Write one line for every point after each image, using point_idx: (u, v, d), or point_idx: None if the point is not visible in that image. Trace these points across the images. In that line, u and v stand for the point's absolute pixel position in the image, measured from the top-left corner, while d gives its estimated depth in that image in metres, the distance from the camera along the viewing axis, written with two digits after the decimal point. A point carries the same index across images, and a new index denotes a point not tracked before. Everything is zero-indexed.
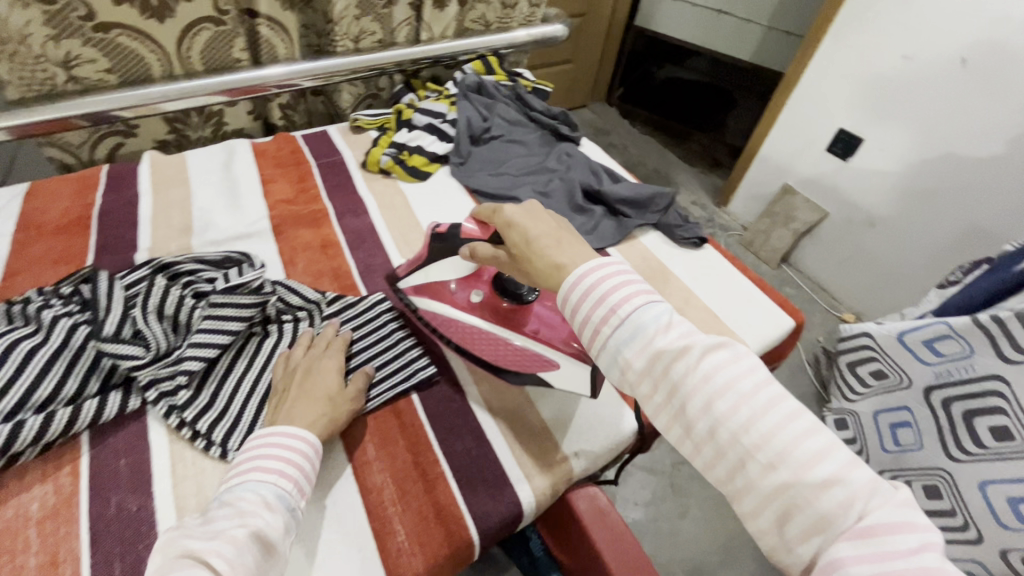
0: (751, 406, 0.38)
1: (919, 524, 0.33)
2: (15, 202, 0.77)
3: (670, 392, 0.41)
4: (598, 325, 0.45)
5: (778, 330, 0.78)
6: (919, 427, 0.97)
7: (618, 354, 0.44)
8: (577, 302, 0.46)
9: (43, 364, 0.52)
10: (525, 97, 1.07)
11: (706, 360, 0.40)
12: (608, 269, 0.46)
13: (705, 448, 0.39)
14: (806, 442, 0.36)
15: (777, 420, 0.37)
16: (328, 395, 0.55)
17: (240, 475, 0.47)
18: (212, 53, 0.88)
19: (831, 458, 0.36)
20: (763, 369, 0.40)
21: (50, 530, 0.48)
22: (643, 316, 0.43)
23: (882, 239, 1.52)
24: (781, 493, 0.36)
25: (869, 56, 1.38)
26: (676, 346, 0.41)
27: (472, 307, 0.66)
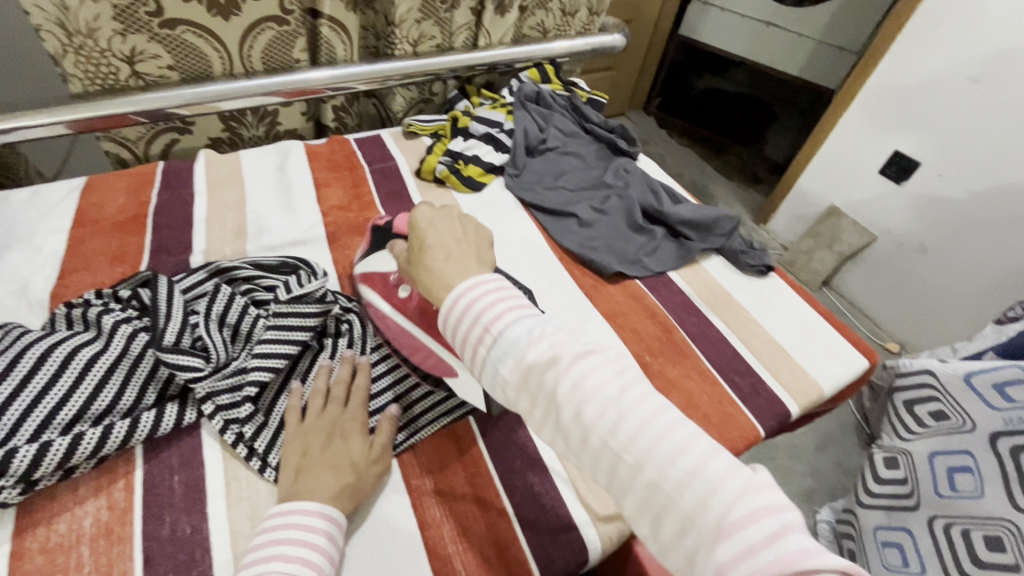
0: (618, 410, 0.36)
1: (777, 507, 0.32)
2: (72, 196, 0.76)
3: (547, 407, 0.39)
4: (471, 344, 0.42)
5: (851, 369, 0.73)
6: (982, 473, 0.90)
7: (493, 371, 0.41)
8: (455, 319, 0.43)
9: (103, 374, 0.51)
10: (582, 108, 1.03)
11: (573, 368, 0.38)
12: (484, 280, 0.43)
13: (583, 458, 0.38)
14: (671, 439, 0.34)
15: (643, 421, 0.35)
16: (353, 462, 0.50)
17: (258, 565, 0.41)
18: (272, 53, 0.86)
19: (696, 451, 0.34)
20: (628, 370, 0.38)
21: (103, 548, 0.46)
22: (513, 329, 0.40)
23: (935, 269, 1.45)
24: (652, 496, 0.34)
25: (934, 77, 1.31)
26: (545, 357, 0.39)
27: (402, 303, 0.60)
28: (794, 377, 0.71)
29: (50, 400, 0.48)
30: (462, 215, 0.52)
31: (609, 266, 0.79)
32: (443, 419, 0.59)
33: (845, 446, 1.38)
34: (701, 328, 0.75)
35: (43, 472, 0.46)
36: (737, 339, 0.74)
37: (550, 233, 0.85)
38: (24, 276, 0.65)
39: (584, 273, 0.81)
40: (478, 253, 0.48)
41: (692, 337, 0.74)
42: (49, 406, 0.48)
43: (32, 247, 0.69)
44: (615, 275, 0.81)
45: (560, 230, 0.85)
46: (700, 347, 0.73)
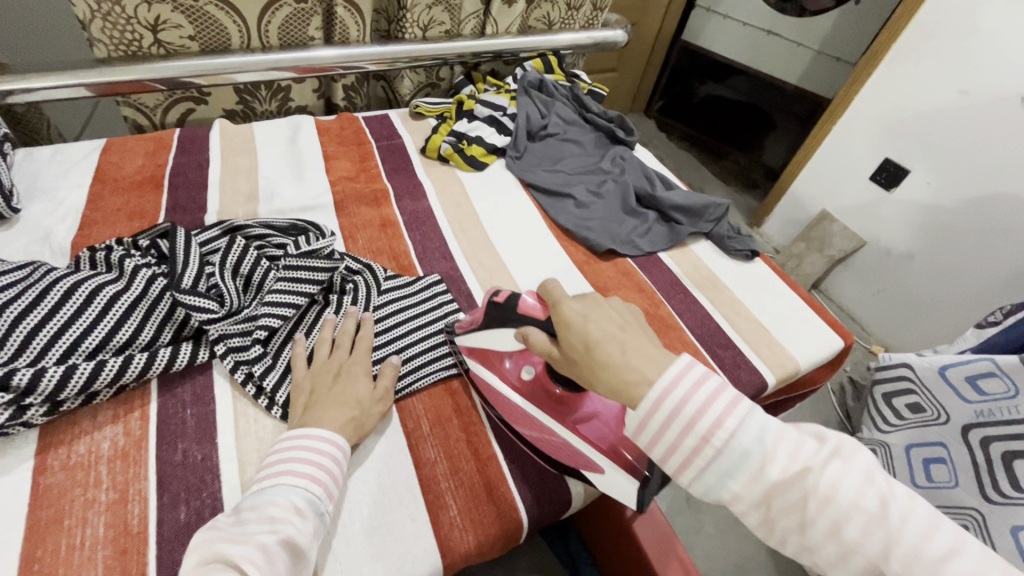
0: (878, 522, 0.36)
1: None
2: (92, 155, 0.79)
3: (788, 519, 0.39)
4: (691, 453, 0.41)
5: (826, 347, 0.77)
6: (955, 464, 0.94)
7: (723, 484, 0.41)
8: (672, 431, 0.41)
9: (124, 310, 0.54)
10: (582, 97, 1.07)
11: (823, 481, 0.38)
12: (681, 382, 0.42)
13: (832, 567, 0.39)
14: (952, 560, 0.34)
15: (909, 534, 0.35)
16: (357, 398, 0.54)
17: (271, 478, 0.45)
18: (289, 29, 0.90)
19: (966, 559, 0.34)
20: (877, 478, 0.38)
21: (119, 469, 0.50)
22: (745, 439, 0.40)
23: (919, 274, 1.49)
24: None
25: (924, 86, 1.36)
26: (790, 472, 0.39)
27: (522, 386, 0.58)
28: (773, 352, 0.75)
29: (75, 329, 0.52)
30: (602, 298, 0.49)
31: (602, 243, 0.83)
32: (441, 372, 0.63)
33: None
34: (687, 304, 0.79)
35: (68, 393, 0.49)
36: (721, 315, 0.78)
37: (547, 212, 0.89)
38: (46, 226, 0.69)
39: (577, 249, 0.85)
40: (646, 338, 0.45)
41: (677, 311, 0.78)
42: (74, 335, 0.51)
43: (54, 200, 0.72)
44: (608, 252, 0.85)
45: (557, 209, 0.89)
46: (684, 320, 0.77)
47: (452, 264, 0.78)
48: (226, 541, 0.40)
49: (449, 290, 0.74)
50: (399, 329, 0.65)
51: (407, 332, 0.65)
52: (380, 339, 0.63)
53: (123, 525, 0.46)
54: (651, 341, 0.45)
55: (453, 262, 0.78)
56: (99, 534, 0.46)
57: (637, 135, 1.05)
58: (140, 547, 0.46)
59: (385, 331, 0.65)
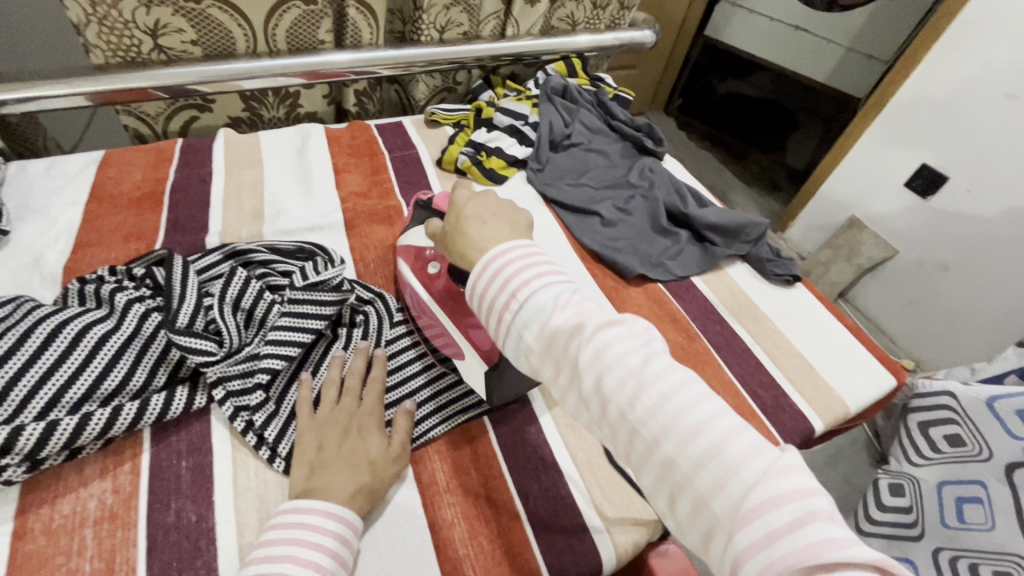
0: (639, 380, 0.37)
1: (799, 490, 0.32)
2: (88, 169, 0.75)
3: (570, 374, 0.40)
4: (499, 310, 0.44)
5: (876, 386, 0.71)
6: (993, 505, 0.87)
7: (520, 337, 0.43)
8: (484, 286, 0.45)
9: (114, 352, 0.49)
10: (608, 104, 1.00)
11: (596, 339, 0.39)
12: (513, 250, 0.45)
13: (603, 422, 0.39)
14: (690, 415, 0.35)
15: (663, 392, 0.36)
16: (370, 459, 0.49)
17: (269, 564, 0.40)
18: (297, 32, 0.84)
19: (714, 428, 0.35)
20: (649, 344, 0.39)
21: (107, 533, 0.45)
22: (541, 296, 0.42)
23: (957, 288, 1.40)
24: (669, 466, 0.35)
25: (969, 90, 1.27)
26: (570, 325, 0.41)
27: (429, 279, 0.62)
28: (819, 393, 0.68)
29: (60, 377, 0.47)
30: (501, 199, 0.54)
31: (631, 268, 0.77)
32: (458, 417, 0.58)
33: (854, 461, 1.36)
34: (724, 338, 0.73)
35: (49, 451, 0.44)
36: (761, 350, 0.72)
37: (572, 231, 0.83)
38: (37, 249, 0.64)
39: (604, 273, 0.79)
40: (515, 227, 0.50)
41: (714, 345, 0.72)
42: (59, 383, 0.47)
43: (47, 219, 0.67)
44: (637, 277, 0.79)
45: (582, 228, 0.83)
46: (722, 357, 0.70)
47: None
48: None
49: None
50: (414, 368, 0.60)
51: (421, 371, 0.60)
52: (392, 379, 0.58)
53: None
54: (517, 231, 0.50)
55: None
56: None
57: (666, 145, 0.98)
58: None
59: (398, 370, 0.59)
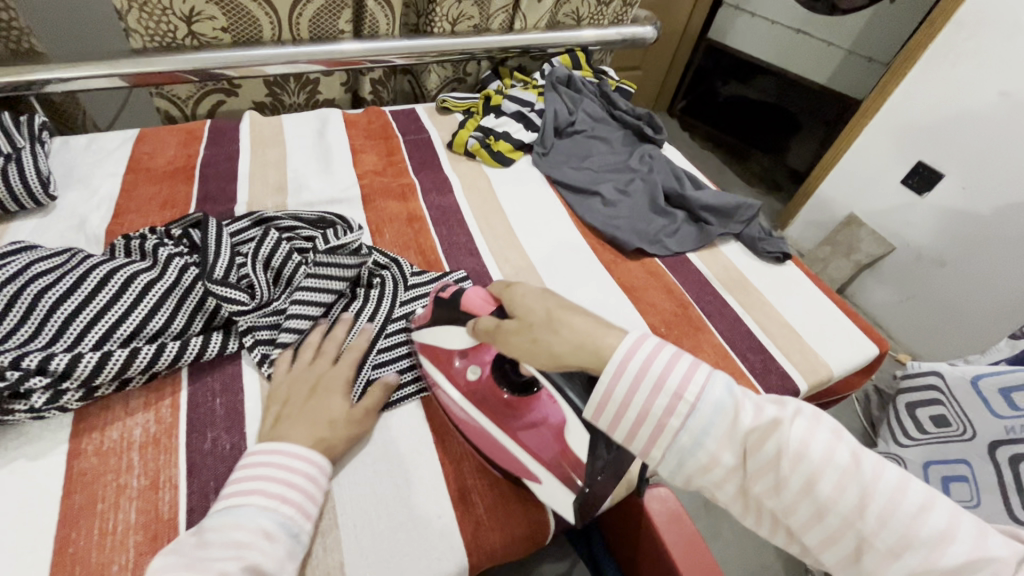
0: (844, 477, 0.37)
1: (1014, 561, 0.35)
2: (126, 145, 0.80)
3: (765, 480, 0.39)
4: (666, 416, 0.40)
5: (861, 354, 0.75)
6: (978, 482, 0.91)
7: (698, 448, 0.40)
8: (641, 391, 0.40)
9: (157, 298, 0.55)
10: (611, 95, 1.05)
11: (795, 440, 0.38)
12: (650, 344, 0.42)
13: (801, 526, 0.39)
14: (910, 512, 0.36)
15: (872, 487, 0.37)
16: (329, 418, 0.51)
17: (239, 496, 0.43)
18: (319, 22, 0.90)
19: (929, 517, 0.36)
20: (840, 434, 0.39)
21: (151, 456, 0.50)
22: (713, 397, 0.40)
23: (950, 282, 1.42)
24: (897, 561, 0.36)
25: (962, 87, 1.28)
26: (763, 425, 0.39)
27: (471, 389, 0.56)
28: (807, 359, 0.73)
29: (111, 317, 0.52)
30: None
31: (630, 242, 0.82)
32: None
33: None
34: (717, 307, 0.78)
35: (102, 379, 0.50)
36: (751, 319, 0.77)
37: (574, 210, 0.88)
38: (81, 213, 0.70)
39: (605, 248, 0.83)
40: None
41: (706, 313, 0.76)
42: (110, 322, 0.52)
43: (89, 188, 0.73)
44: (635, 252, 0.84)
45: (584, 207, 0.88)
46: (713, 324, 0.75)
47: (478, 260, 0.77)
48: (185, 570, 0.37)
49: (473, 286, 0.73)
50: None
51: None
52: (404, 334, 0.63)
53: (154, 511, 0.47)
54: None
55: (479, 259, 0.77)
56: (131, 520, 0.46)
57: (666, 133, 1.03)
58: (170, 534, 0.46)
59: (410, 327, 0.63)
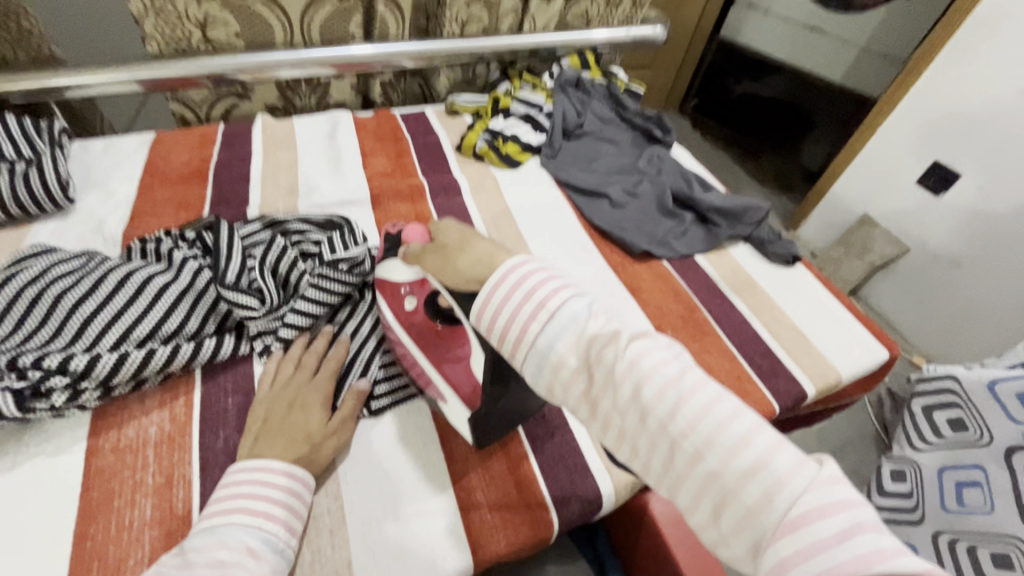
0: (680, 393, 0.37)
1: (846, 503, 0.31)
2: (142, 148, 0.82)
3: (606, 388, 0.39)
4: (526, 321, 0.41)
5: (871, 359, 0.74)
6: (992, 487, 0.88)
7: (546, 354, 0.41)
8: (505, 295, 0.43)
9: (172, 301, 0.56)
10: (620, 97, 1.05)
11: (634, 352, 0.38)
12: (527, 264, 0.44)
13: (638, 440, 0.38)
14: (731, 428, 0.35)
15: (703, 404, 0.36)
16: (308, 433, 0.51)
17: (224, 515, 0.44)
18: (331, 25, 0.91)
19: (757, 440, 0.34)
20: (681, 357, 0.39)
21: (165, 454, 0.51)
22: (571, 308, 0.41)
23: (967, 284, 1.39)
24: (711, 479, 0.34)
25: (981, 87, 1.26)
26: (607, 336, 0.40)
27: (407, 318, 0.57)
28: (815, 362, 0.73)
29: (127, 318, 0.54)
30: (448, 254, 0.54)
31: (637, 245, 0.82)
32: None
33: (861, 453, 1.27)
34: (724, 309, 0.77)
35: (120, 378, 0.51)
36: (760, 322, 0.76)
37: (582, 212, 0.88)
38: (99, 216, 0.71)
39: (612, 250, 0.84)
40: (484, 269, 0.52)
41: (713, 317, 0.76)
42: (127, 323, 0.54)
43: (107, 191, 0.75)
44: (643, 254, 0.83)
45: (592, 209, 0.88)
46: (721, 327, 0.75)
47: None
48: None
49: None
50: None
51: None
52: None
53: (169, 508, 0.48)
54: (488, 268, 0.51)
55: None
56: (146, 516, 0.48)
57: (675, 134, 1.03)
58: (184, 530, 0.47)
59: None
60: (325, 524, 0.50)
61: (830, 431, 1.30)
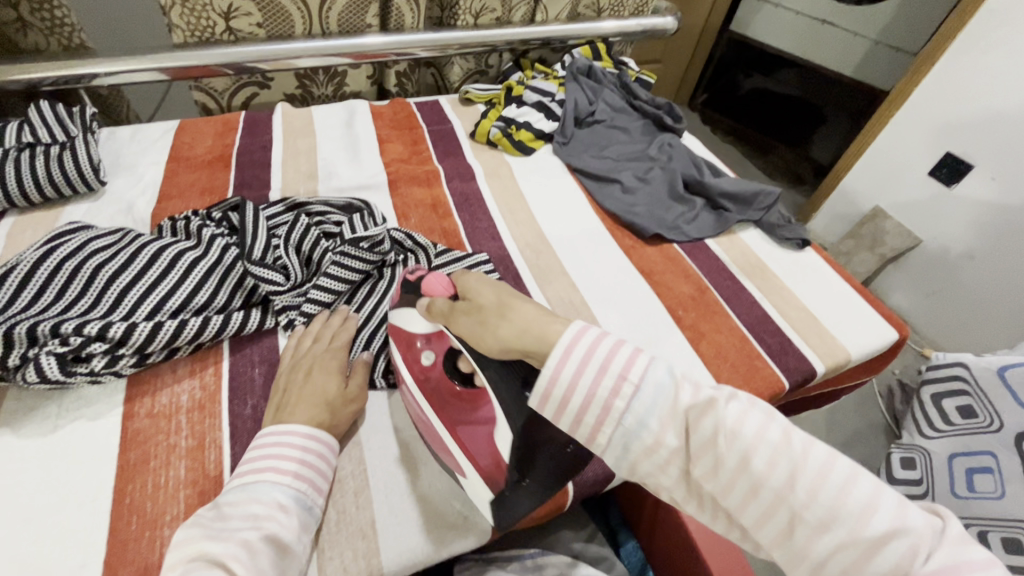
0: (787, 461, 0.37)
1: (976, 559, 0.33)
2: (167, 135, 0.85)
3: (708, 460, 0.39)
4: (610, 397, 0.41)
5: (881, 340, 0.76)
6: (1003, 474, 0.88)
7: (642, 429, 0.40)
8: (582, 372, 0.41)
9: (201, 276, 0.59)
10: (631, 85, 1.06)
11: (731, 419, 0.39)
12: (597, 332, 0.43)
13: (749, 512, 0.38)
14: (853, 491, 0.36)
15: (814, 469, 0.37)
16: (328, 399, 0.53)
17: (254, 473, 0.46)
18: (348, 16, 0.93)
19: (877, 502, 0.35)
20: (775, 417, 0.40)
21: (197, 419, 0.54)
22: (658, 376, 0.41)
23: (979, 275, 1.39)
24: (838, 550, 0.35)
25: (993, 77, 1.26)
26: (700, 402, 0.40)
27: (422, 374, 0.53)
28: (825, 342, 0.74)
29: (160, 291, 0.57)
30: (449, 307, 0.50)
31: (649, 228, 0.84)
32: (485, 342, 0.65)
33: (871, 442, 1.28)
34: (734, 290, 0.79)
35: (154, 346, 0.54)
36: (770, 303, 0.78)
37: (593, 197, 0.90)
38: (128, 199, 0.74)
39: (623, 234, 0.85)
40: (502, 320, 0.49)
41: (723, 297, 0.78)
42: (160, 295, 0.56)
43: (135, 174, 0.78)
44: (654, 238, 0.85)
45: (603, 194, 0.89)
46: (731, 307, 0.76)
47: (500, 244, 0.79)
48: (210, 540, 0.40)
49: (497, 269, 0.75)
50: None
51: None
52: None
53: (201, 469, 0.51)
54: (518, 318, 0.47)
55: (500, 243, 0.79)
56: (181, 476, 0.50)
57: (685, 122, 1.04)
58: (216, 490, 0.50)
59: None
60: (350, 487, 0.52)
61: (840, 420, 1.31)
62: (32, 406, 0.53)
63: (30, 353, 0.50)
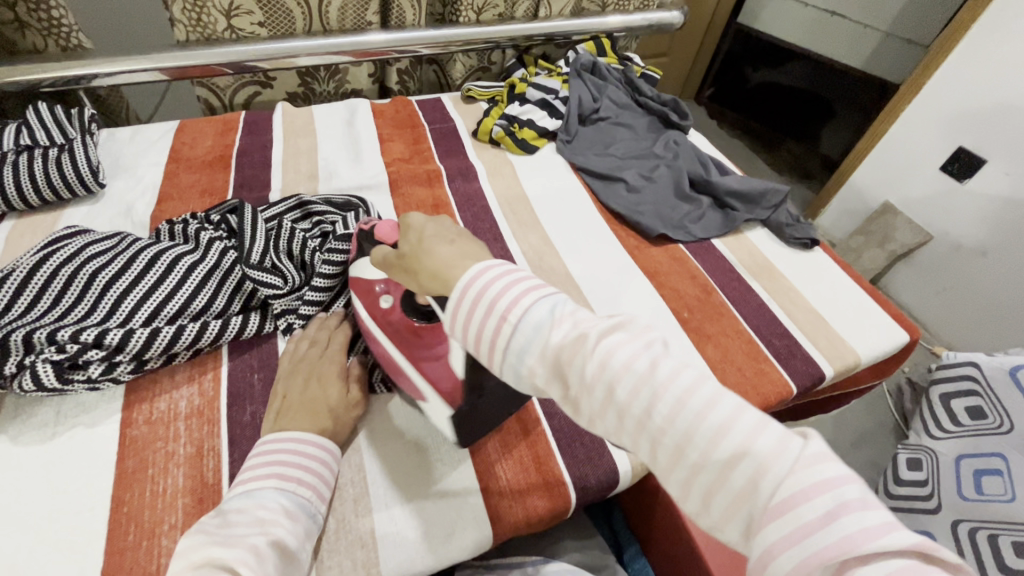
0: (652, 390, 0.32)
1: (837, 484, 0.28)
2: (167, 136, 0.84)
3: (576, 391, 0.35)
4: (490, 336, 0.37)
5: (891, 342, 0.74)
6: (1012, 476, 0.86)
7: (517, 365, 0.36)
8: (466, 312, 0.38)
9: (200, 280, 0.58)
10: (636, 81, 1.05)
11: (599, 348, 0.34)
12: (492, 270, 0.38)
13: (620, 441, 0.35)
14: (710, 418, 0.31)
15: (679, 396, 0.32)
16: (329, 406, 0.52)
17: (258, 480, 0.45)
18: (348, 12, 0.92)
19: (740, 425, 0.31)
20: (652, 343, 0.35)
21: (196, 426, 0.53)
22: (537, 312, 0.36)
23: (991, 272, 1.36)
24: (694, 478, 0.31)
25: (1008, 70, 1.23)
26: (570, 338, 0.35)
27: (382, 316, 0.56)
28: (834, 345, 0.72)
29: (158, 296, 0.56)
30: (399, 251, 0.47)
31: (654, 228, 0.82)
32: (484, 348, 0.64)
33: (881, 442, 1.26)
34: (741, 292, 0.77)
35: (152, 352, 0.53)
36: (777, 305, 0.76)
37: (598, 196, 0.88)
38: (128, 201, 0.74)
39: (628, 235, 0.84)
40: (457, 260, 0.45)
41: (730, 299, 0.76)
42: (157, 300, 0.56)
43: (135, 176, 0.77)
44: (659, 238, 0.84)
45: (608, 193, 0.88)
46: (738, 309, 0.75)
47: (502, 245, 0.78)
48: (217, 545, 0.38)
49: None
50: None
51: None
52: None
53: (199, 477, 0.50)
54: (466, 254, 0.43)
55: (503, 244, 0.78)
56: (179, 484, 0.49)
57: (691, 119, 1.02)
58: (215, 498, 0.49)
59: None
60: (349, 494, 0.51)
61: (848, 420, 1.29)
62: (30, 412, 0.52)
63: (26, 360, 0.50)
